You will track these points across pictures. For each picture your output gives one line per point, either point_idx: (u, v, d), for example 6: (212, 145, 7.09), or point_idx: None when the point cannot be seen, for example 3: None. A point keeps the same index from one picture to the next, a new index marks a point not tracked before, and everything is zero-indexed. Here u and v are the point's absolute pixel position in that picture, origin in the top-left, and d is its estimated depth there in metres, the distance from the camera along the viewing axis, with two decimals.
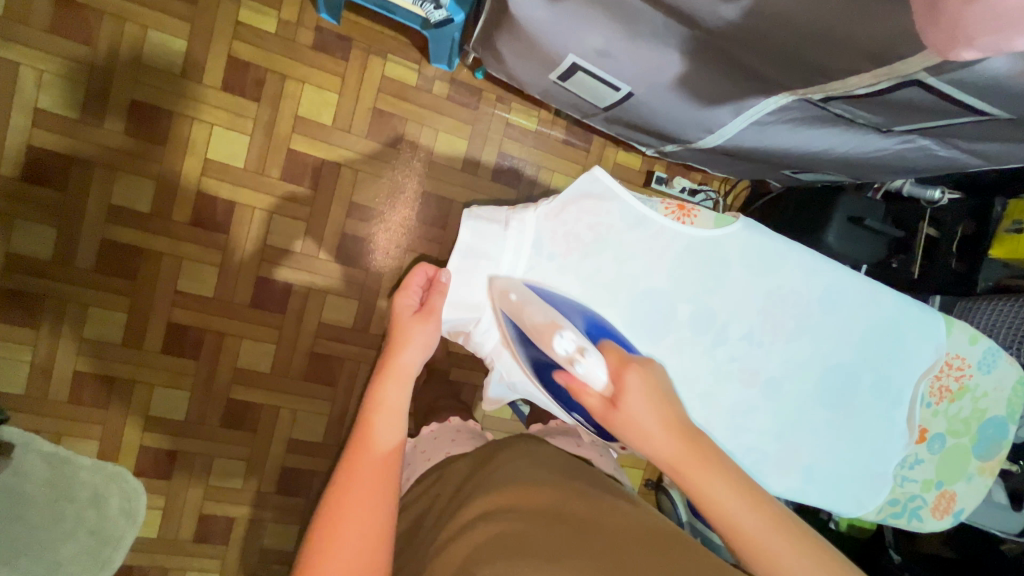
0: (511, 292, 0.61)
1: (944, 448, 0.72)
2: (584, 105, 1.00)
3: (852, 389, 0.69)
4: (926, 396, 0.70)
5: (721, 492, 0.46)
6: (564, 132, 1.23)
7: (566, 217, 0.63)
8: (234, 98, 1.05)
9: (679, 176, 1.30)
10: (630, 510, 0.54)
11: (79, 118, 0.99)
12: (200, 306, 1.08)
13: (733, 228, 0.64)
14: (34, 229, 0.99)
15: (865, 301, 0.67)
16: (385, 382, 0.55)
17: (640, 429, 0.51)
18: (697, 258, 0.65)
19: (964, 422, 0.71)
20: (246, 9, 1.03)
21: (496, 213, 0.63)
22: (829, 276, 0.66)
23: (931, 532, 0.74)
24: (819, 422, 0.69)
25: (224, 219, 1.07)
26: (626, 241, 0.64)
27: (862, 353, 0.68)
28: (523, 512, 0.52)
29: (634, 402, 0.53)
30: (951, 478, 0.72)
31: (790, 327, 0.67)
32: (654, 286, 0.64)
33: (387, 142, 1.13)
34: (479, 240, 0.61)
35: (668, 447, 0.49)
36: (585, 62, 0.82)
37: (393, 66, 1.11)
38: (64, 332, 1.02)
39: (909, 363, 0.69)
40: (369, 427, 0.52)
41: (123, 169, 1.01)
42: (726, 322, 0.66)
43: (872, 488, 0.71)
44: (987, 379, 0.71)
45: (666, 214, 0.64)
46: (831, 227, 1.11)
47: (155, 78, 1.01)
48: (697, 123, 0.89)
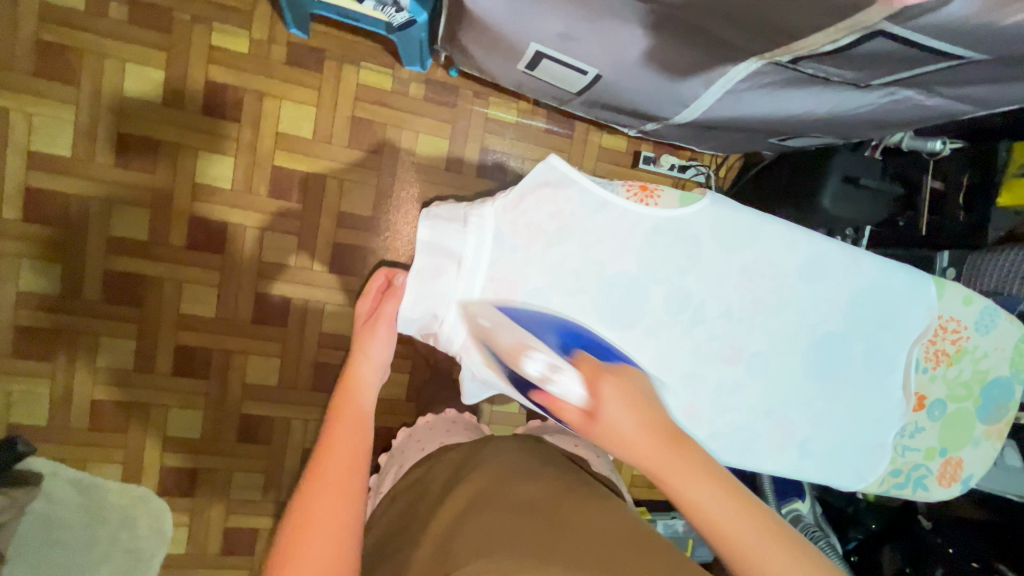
0: (482, 317, 0.58)
1: (946, 414, 0.69)
2: (558, 91, 0.98)
3: (843, 359, 0.65)
4: (920, 361, 0.67)
5: (708, 500, 0.44)
6: (546, 121, 1.22)
7: (525, 207, 0.58)
8: (216, 121, 1.07)
9: (667, 153, 1.29)
10: (605, 502, 0.54)
11: (70, 156, 1.02)
12: (205, 327, 1.11)
13: (700, 205, 0.59)
14: (40, 267, 1.03)
15: (849, 268, 0.63)
16: (348, 391, 0.57)
17: (623, 439, 0.47)
18: (668, 239, 0.60)
19: (965, 386, 0.69)
20: (218, 32, 1.05)
21: (455, 211, 0.58)
22: (806, 246, 0.61)
23: (940, 501, 0.72)
24: (811, 396, 0.66)
25: (218, 241, 1.09)
26: (591, 228, 0.59)
27: (851, 320, 0.64)
28: (498, 504, 0.52)
29: (614, 411, 0.49)
30: (956, 444, 0.70)
31: (771, 301, 0.63)
32: (624, 270, 0.60)
33: (369, 148, 1.14)
34: (437, 240, 0.57)
35: (650, 453, 0.46)
36: (549, 49, 0.81)
37: (367, 73, 1.12)
38: (79, 363, 1.06)
39: (901, 330, 0.66)
40: (335, 433, 0.53)
41: (118, 202, 1.04)
42: (702, 302, 0.62)
43: (872, 457, 0.69)
44: (986, 339, 0.68)
45: (627, 197, 0.59)
46: (826, 190, 1.07)
47: (137, 109, 1.04)
48: (672, 98, 0.87)
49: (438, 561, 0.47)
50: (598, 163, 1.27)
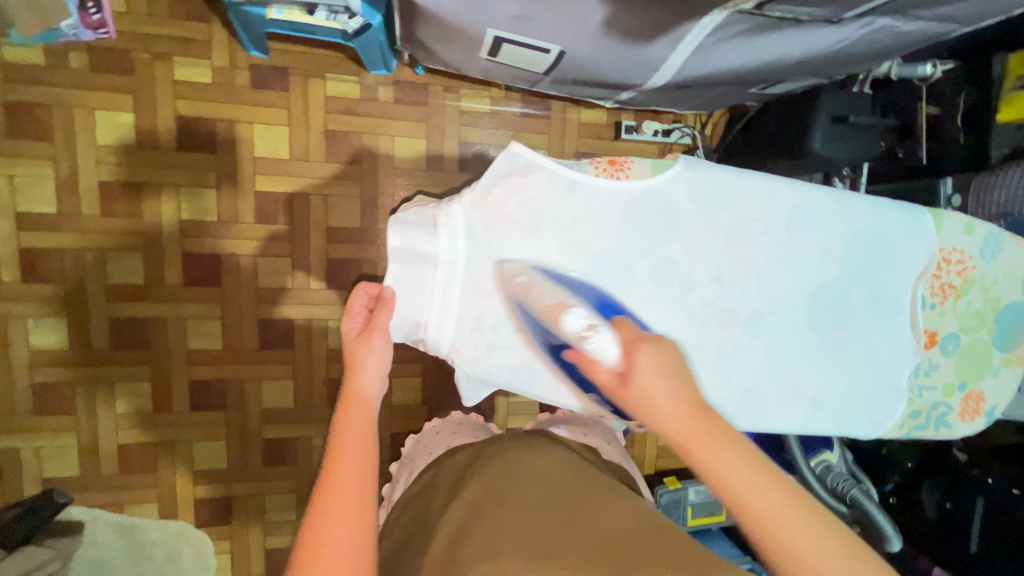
0: (518, 274, 0.57)
1: (960, 348, 0.67)
2: (525, 74, 0.96)
3: (845, 307, 0.63)
4: (926, 297, 0.65)
5: (734, 472, 0.42)
6: (520, 104, 1.20)
7: (492, 199, 0.57)
8: (192, 155, 1.07)
9: (649, 119, 1.26)
10: (617, 497, 0.53)
11: (57, 211, 1.03)
12: (215, 359, 1.12)
13: (673, 170, 0.58)
14: (46, 323, 1.05)
15: (839, 213, 0.61)
16: (347, 406, 0.54)
17: (653, 407, 0.45)
18: (646, 211, 0.59)
19: (977, 316, 0.66)
20: (180, 65, 1.04)
21: (424, 215, 0.58)
22: (791, 197, 0.60)
23: (966, 437, 0.70)
24: (816, 349, 0.64)
25: (214, 273, 1.10)
26: (564, 211, 0.57)
27: (847, 266, 0.62)
28: (511, 507, 0.51)
29: (648, 377, 0.47)
30: (975, 378, 0.68)
31: (761, 258, 0.61)
32: (605, 249, 0.59)
33: (348, 159, 1.13)
34: (410, 246, 0.56)
35: (679, 424, 0.44)
36: (507, 33, 0.79)
37: (334, 84, 1.11)
38: (99, 411, 1.08)
39: (901, 269, 0.63)
40: (341, 454, 0.50)
41: (111, 249, 1.05)
42: (690, 269, 0.60)
43: (887, 402, 0.67)
44: (994, 265, 0.65)
45: (597, 173, 0.58)
46: (817, 132, 1.03)
47: (113, 155, 1.04)
48: (640, 64, 0.84)
49: (448, 561, 0.48)
50: (580, 139, 1.25)
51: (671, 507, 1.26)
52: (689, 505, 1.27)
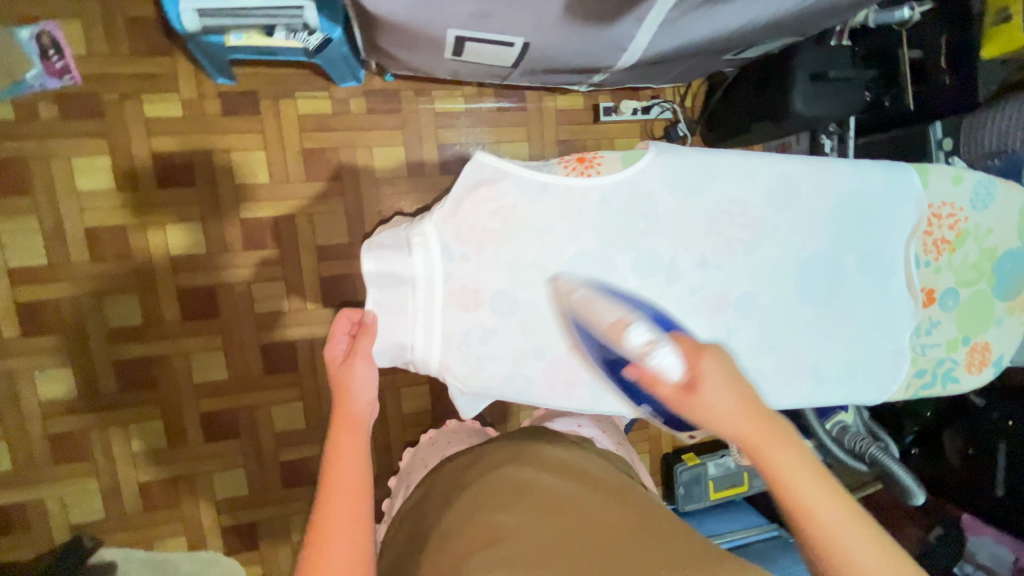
0: (575, 290, 0.56)
1: (960, 302, 0.66)
2: (495, 69, 0.95)
3: (836, 275, 0.62)
4: (920, 255, 0.64)
5: (796, 471, 0.45)
6: (495, 99, 1.19)
7: (464, 211, 0.56)
8: (173, 191, 1.06)
9: (626, 99, 1.24)
10: (614, 500, 0.53)
11: (48, 262, 1.03)
12: (223, 389, 1.13)
13: (644, 160, 0.57)
14: (53, 373, 1.06)
15: (819, 182, 0.60)
16: (340, 432, 0.53)
17: (718, 417, 0.47)
18: (621, 203, 0.58)
19: (974, 268, 0.65)
20: (148, 102, 1.04)
21: (398, 236, 0.57)
22: (766, 172, 0.59)
23: (974, 391, 0.69)
24: (812, 322, 0.62)
25: (210, 305, 1.10)
26: (537, 214, 0.57)
27: (833, 234, 0.61)
28: (508, 508, 0.51)
29: (713, 387, 0.48)
30: (979, 330, 0.66)
31: (745, 237, 0.60)
32: (583, 248, 0.58)
33: (328, 176, 1.12)
34: (385, 269, 0.56)
35: (743, 424, 0.47)
36: (468, 31, 0.78)
37: (305, 102, 1.10)
38: (116, 453, 1.10)
39: (891, 230, 0.62)
40: (335, 481, 0.50)
41: (106, 293, 1.06)
42: (672, 256, 0.59)
43: (892, 364, 0.64)
44: (986, 216, 0.64)
45: (567, 172, 0.57)
46: (796, 93, 1.01)
47: (95, 200, 1.04)
48: (606, 46, 0.83)
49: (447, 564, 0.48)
50: (558, 127, 1.23)
51: (693, 483, 1.29)
52: (711, 479, 1.30)
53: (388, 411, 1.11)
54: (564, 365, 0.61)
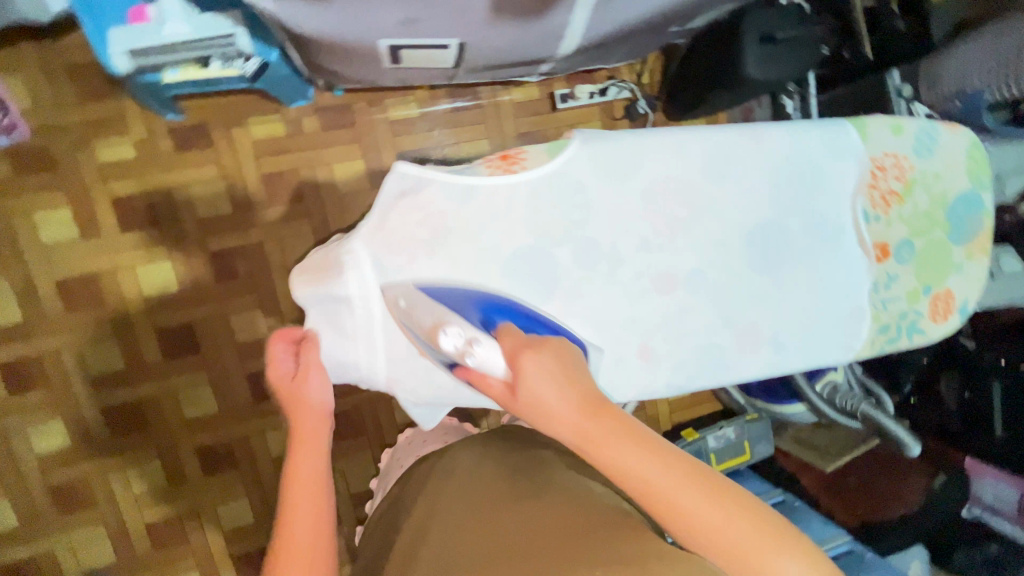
0: (399, 298, 0.53)
1: (916, 252, 0.65)
2: (438, 71, 0.93)
3: (783, 239, 0.62)
4: (870, 210, 0.64)
5: (631, 460, 0.44)
6: (448, 100, 1.18)
7: (389, 224, 0.54)
8: (137, 233, 1.06)
9: (581, 83, 1.22)
10: (564, 492, 0.55)
11: (25, 320, 1.04)
12: (215, 423, 1.13)
13: (570, 149, 0.57)
14: (44, 427, 1.07)
15: (753, 149, 0.60)
16: (298, 451, 0.54)
17: (542, 409, 0.47)
18: (552, 195, 0.57)
19: (926, 217, 0.65)
20: (101, 148, 1.03)
21: (328, 257, 0.56)
22: (697, 147, 0.59)
23: (940, 340, 0.68)
24: (765, 290, 0.62)
25: (190, 341, 1.10)
26: (465, 217, 0.55)
27: (775, 199, 0.61)
28: (448, 519, 0.55)
29: (536, 381, 0.48)
30: (937, 279, 0.66)
31: (685, 215, 0.59)
32: (519, 246, 0.56)
33: (291, 198, 1.12)
34: (318, 291, 0.56)
35: (576, 424, 0.46)
36: (398, 40, 0.77)
37: (257, 128, 1.09)
38: (117, 498, 1.11)
39: (834, 188, 0.62)
40: (295, 500, 0.51)
41: (86, 343, 1.06)
42: (613, 243, 0.58)
43: (851, 323, 0.64)
44: (930, 162, 0.65)
45: (490, 171, 0.56)
46: (748, 58, 0.98)
47: (62, 252, 1.04)
48: (542, 36, 0.82)
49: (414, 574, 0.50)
50: (517, 119, 1.22)
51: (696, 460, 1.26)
52: (712, 453, 1.27)
53: (380, 422, 1.13)
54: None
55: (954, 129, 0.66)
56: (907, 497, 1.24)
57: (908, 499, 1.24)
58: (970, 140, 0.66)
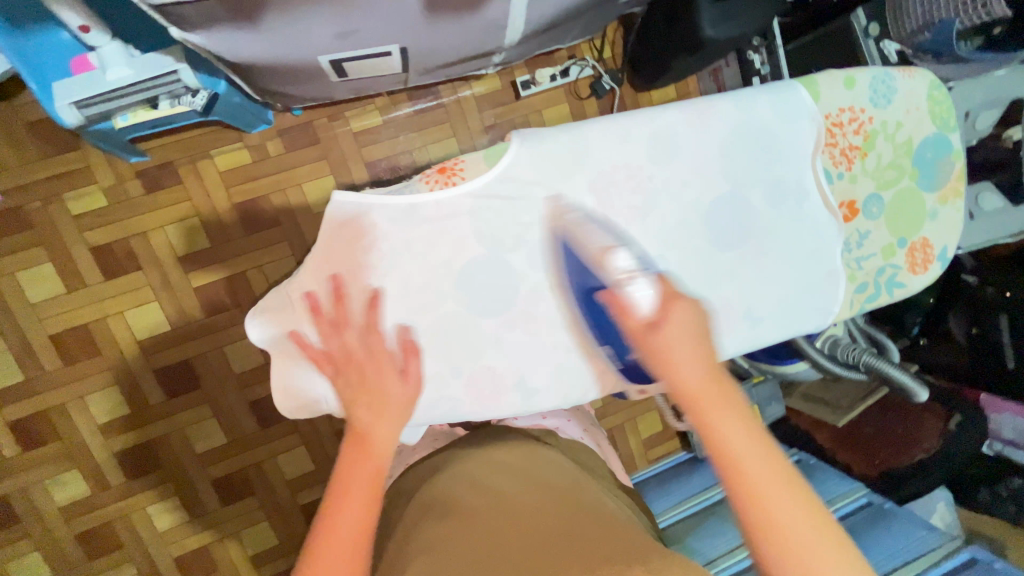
0: (572, 214, 0.61)
1: (885, 205, 0.70)
2: (390, 78, 0.92)
3: (745, 211, 0.65)
4: (831, 168, 0.69)
5: (739, 442, 0.44)
6: (410, 103, 1.16)
7: (339, 252, 0.60)
8: (121, 279, 1.07)
9: (542, 67, 1.20)
10: (591, 499, 0.57)
11: (27, 377, 1.06)
12: (225, 453, 1.15)
13: (511, 154, 0.61)
14: (63, 478, 1.10)
15: (698, 127, 0.64)
16: (355, 458, 0.52)
17: (668, 361, 0.47)
18: (497, 202, 0.61)
19: (893, 167, 0.70)
20: (72, 200, 1.04)
21: (280, 297, 0.62)
22: (640, 133, 0.63)
23: (922, 289, 0.73)
24: (728, 265, 0.65)
25: (189, 378, 1.12)
26: (415, 236, 0.60)
27: (727, 174, 0.64)
28: (441, 519, 0.55)
29: (676, 330, 0.48)
30: (911, 230, 0.71)
31: (638, 202, 0.63)
32: (475, 256, 0.61)
33: (266, 223, 1.12)
34: (269, 332, 0.62)
35: (695, 381, 0.46)
36: (338, 53, 0.75)
37: (222, 158, 1.09)
38: (143, 536, 1.14)
39: (786, 154, 0.66)
40: (342, 503, 0.49)
41: (88, 392, 1.08)
42: (568, 240, 0.62)
43: (829, 284, 0.67)
44: (890, 110, 0.69)
45: (431, 187, 0.61)
46: (702, 18, 0.95)
47: (50, 307, 1.06)
48: (485, 28, 0.80)
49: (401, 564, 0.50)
50: (481, 113, 1.20)
51: None
52: None
53: None
54: (486, 375, 0.63)
55: (912, 73, 0.70)
56: (923, 443, 1.16)
57: (925, 443, 1.16)
58: (930, 82, 0.70)
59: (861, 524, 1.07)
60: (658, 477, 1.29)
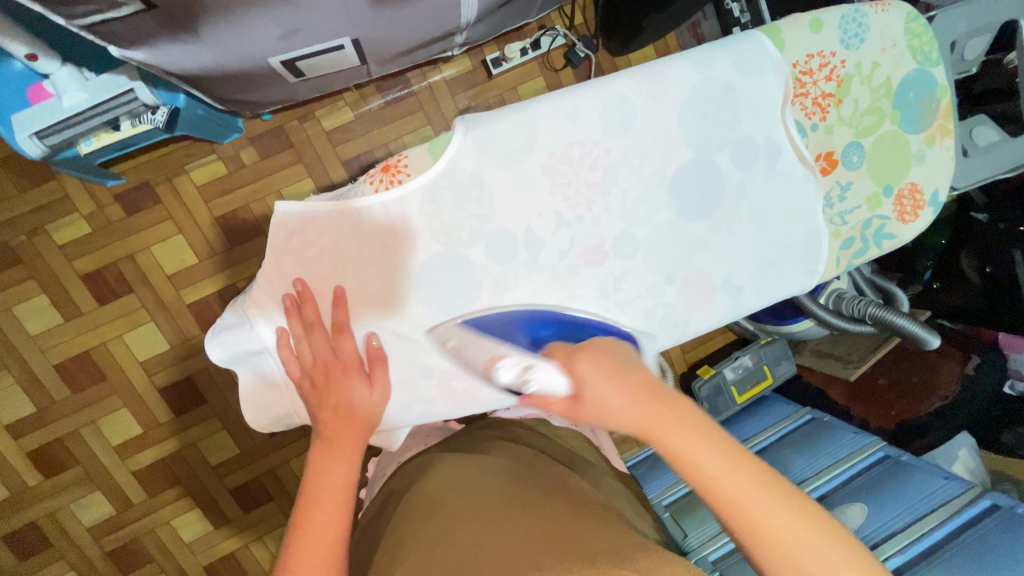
0: (449, 339, 0.61)
1: (866, 154, 0.67)
2: (351, 72, 0.90)
3: (714, 175, 0.63)
4: (804, 121, 0.65)
5: (711, 464, 0.43)
6: (380, 95, 1.13)
7: (292, 263, 0.59)
8: (115, 303, 1.08)
9: (511, 42, 1.15)
10: (574, 492, 0.60)
11: (39, 407, 1.09)
12: (238, 462, 1.17)
13: (457, 142, 0.59)
14: (87, 501, 1.13)
15: (651, 94, 0.61)
16: (332, 456, 0.56)
17: (611, 414, 0.46)
18: (451, 192, 0.59)
19: (871, 112, 0.66)
20: (57, 230, 1.05)
21: (239, 314, 0.60)
22: (593, 106, 0.61)
23: (914, 236, 0.70)
24: (697, 235, 0.64)
25: (193, 394, 1.13)
26: (369, 237, 0.59)
27: (690, 140, 0.62)
28: (422, 523, 0.55)
29: (597, 389, 0.48)
30: (897, 176, 0.68)
31: (598, 178, 0.61)
32: (436, 251, 0.60)
33: (250, 232, 1.11)
34: (230, 350, 0.60)
35: (633, 415, 0.45)
36: (287, 54, 0.73)
37: (198, 172, 1.08)
38: (170, 548, 1.17)
39: (754, 109, 0.63)
40: (319, 501, 0.53)
41: (100, 416, 1.11)
42: (530, 227, 0.61)
43: (806, 244, 0.66)
44: (862, 52, 0.65)
45: (379, 187, 0.59)
46: None
47: (51, 338, 1.07)
48: (436, 9, 0.76)
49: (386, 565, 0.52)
50: (455, 96, 1.16)
51: (715, 395, 1.23)
52: (732, 385, 1.23)
53: None
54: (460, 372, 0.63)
55: (886, 7, 0.66)
56: (939, 390, 1.13)
57: (942, 390, 1.13)
58: (907, 14, 0.66)
59: (878, 479, 1.00)
60: None
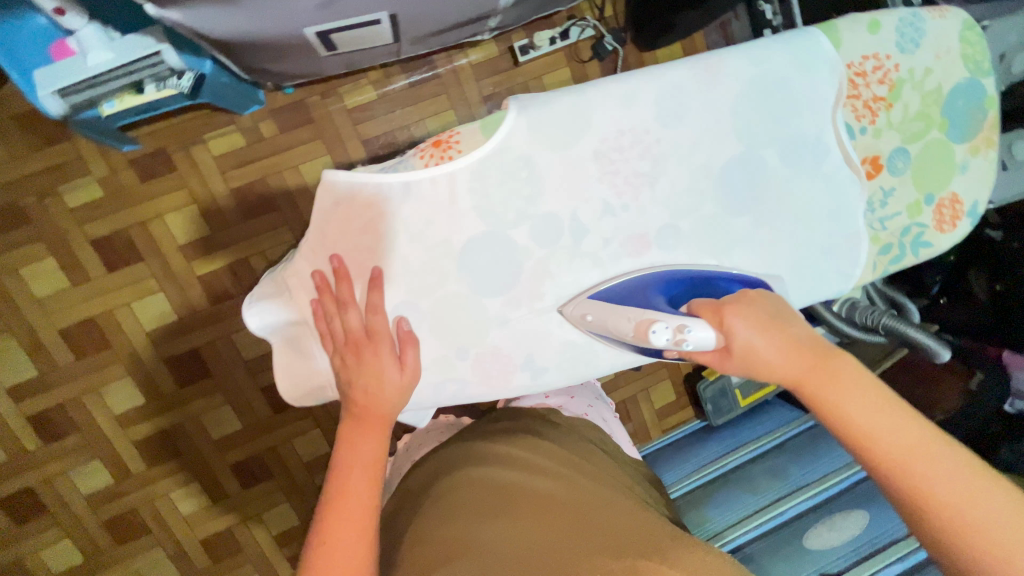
0: (586, 314, 0.61)
1: (911, 161, 0.67)
2: (382, 49, 0.88)
3: (761, 170, 0.63)
4: (853, 123, 0.65)
5: (869, 415, 0.47)
6: (404, 76, 1.11)
7: (335, 234, 0.58)
8: (124, 271, 1.07)
9: (539, 30, 1.14)
10: (603, 489, 0.58)
11: (41, 371, 1.07)
12: (240, 437, 1.16)
13: (510, 121, 0.58)
14: (85, 469, 1.12)
15: (705, 85, 0.61)
16: (358, 437, 0.57)
17: (763, 363, 0.52)
18: (500, 172, 0.58)
19: (920, 119, 0.66)
20: (69, 193, 1.03)
21: (279, 285, 0.62)
22: (647, 94, 0.60)
23: (950, 246, 0.70)
24: (740, 230, 0.63)
25: (199, 367, 1.12)
26: (413, 213, 0.58)
27: (740, 134, 0.61)
28: (452, 520, 0.54)
29: (749, 341, 0.52)
30: (940, 185, 0.68)
31: (645, 168, 0.61)
32: (479, 231, 0.59)
33: (264, 206, 1.09)
34: (268, 320, 0.62)
35: (795, 368, 0.50)
36: (325, 25, 0.72)
37: (216, 143, 1.06)
38: (167, 521, 1.16)
39: (807, 106, 0.62)
40: (348, 485, 0.54)
41: (103, 384, 1.09)
42: (573, 213, 0.60)
43: (847, 247, 0.66)
44: (916, 57, 0.65)
45: (426, 163, 0.58)
46: None
47: (57, 302, 1.06)
48: None
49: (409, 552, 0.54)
50: (479, 81, 1.15)
51: (720, 397, 1.22)
52: (736, 388, 1.22)
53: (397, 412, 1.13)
54: (492, 356, 0.62)
55: (942, 14, 0.66)
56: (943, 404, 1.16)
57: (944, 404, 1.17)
58: (962, 22, 0.66)
59: None
60: (673, 447, 1.29)
